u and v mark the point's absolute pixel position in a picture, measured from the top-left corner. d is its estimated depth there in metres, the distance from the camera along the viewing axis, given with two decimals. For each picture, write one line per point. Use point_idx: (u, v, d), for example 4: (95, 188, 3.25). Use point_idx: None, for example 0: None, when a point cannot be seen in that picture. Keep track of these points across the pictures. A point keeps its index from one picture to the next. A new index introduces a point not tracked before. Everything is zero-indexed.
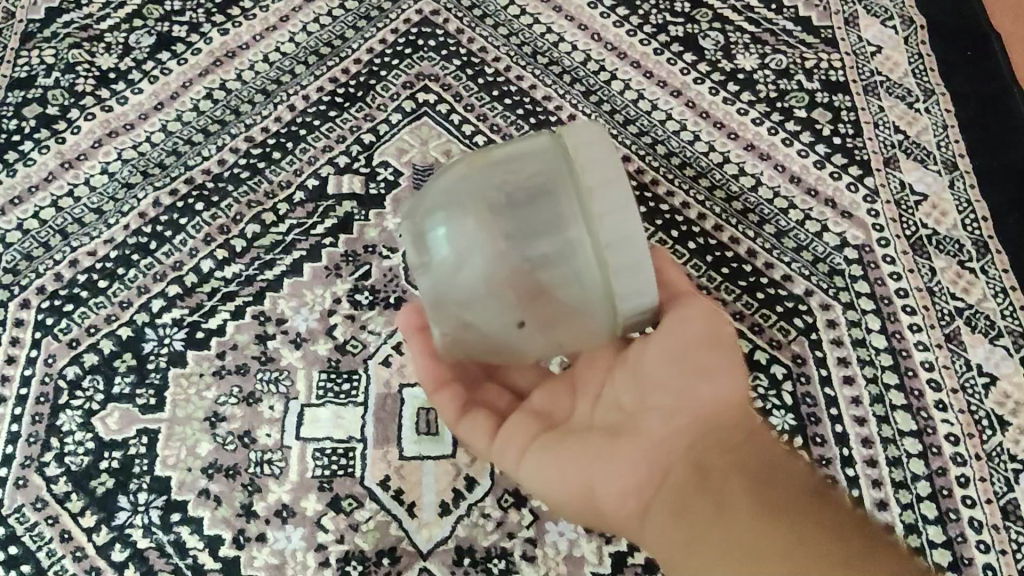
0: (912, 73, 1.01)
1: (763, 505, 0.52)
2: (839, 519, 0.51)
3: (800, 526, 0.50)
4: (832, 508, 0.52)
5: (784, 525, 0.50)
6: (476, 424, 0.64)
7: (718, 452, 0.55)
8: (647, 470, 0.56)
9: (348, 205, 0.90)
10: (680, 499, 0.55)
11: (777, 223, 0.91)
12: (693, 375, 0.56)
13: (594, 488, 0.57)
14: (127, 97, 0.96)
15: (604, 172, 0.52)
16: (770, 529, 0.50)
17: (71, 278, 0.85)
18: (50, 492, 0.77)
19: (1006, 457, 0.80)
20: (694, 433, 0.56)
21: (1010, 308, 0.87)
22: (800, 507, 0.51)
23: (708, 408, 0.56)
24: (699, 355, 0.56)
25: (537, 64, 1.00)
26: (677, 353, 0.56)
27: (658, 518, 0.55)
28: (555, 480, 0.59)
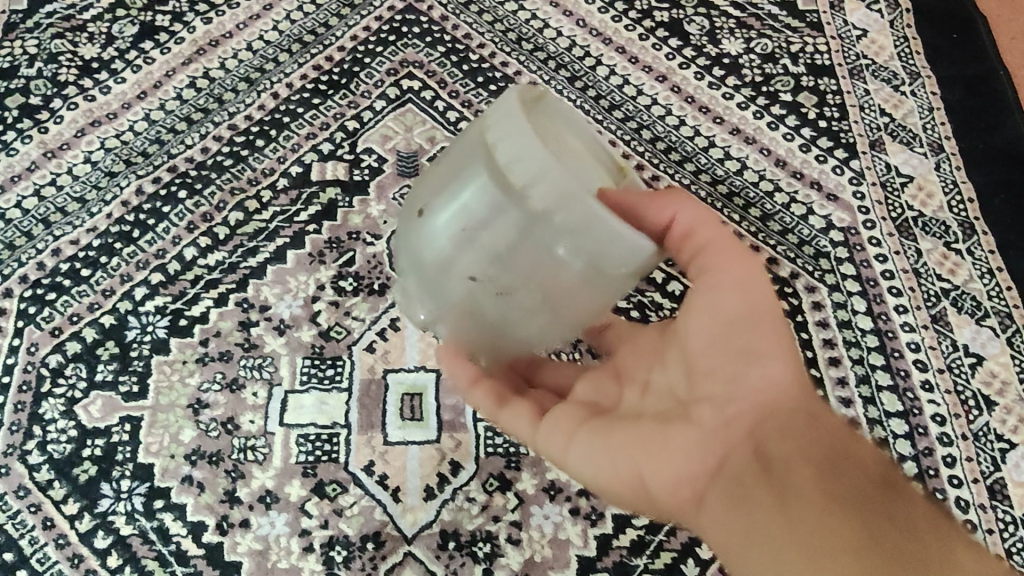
0: (898, 56, 1.01)
1: (837, 489, 0.47)
2: (921, 514, 0.47)
3: (882, 518, 0.46)
4: (912, 502, 0.48)
5: (866, 515, 0.46)
6: (516, 413, 0.61)
7: (784, 439, 0.51)
8: (697, 456, 0.52)
9: (333, 192, 0.90)
10: (738, 487, 0.50)
11: (763, 206, 0.90)
12: (743, 357, 0.52)
13: (641, 479, 0.53)
14: (110, 87, 0.96)
15: (504, 125, 0.48)
16: (850, 519, 0.46)
17: (53, 267, 0.85)
18: (33, 479, 0.76)
19: (993, 436, 0.80)
20: (754, 419, 0.52)
21: (996, 288, 0.87)
22: (878, 499, 0.47)
23: (763, 395, 0.52)
24: (748, 332, 0.53)
25: (522, 50, 0.99)
26: (727, 331, 0.53)
27: (715, 508, 0.51)
28: (602, 467, 0.55)
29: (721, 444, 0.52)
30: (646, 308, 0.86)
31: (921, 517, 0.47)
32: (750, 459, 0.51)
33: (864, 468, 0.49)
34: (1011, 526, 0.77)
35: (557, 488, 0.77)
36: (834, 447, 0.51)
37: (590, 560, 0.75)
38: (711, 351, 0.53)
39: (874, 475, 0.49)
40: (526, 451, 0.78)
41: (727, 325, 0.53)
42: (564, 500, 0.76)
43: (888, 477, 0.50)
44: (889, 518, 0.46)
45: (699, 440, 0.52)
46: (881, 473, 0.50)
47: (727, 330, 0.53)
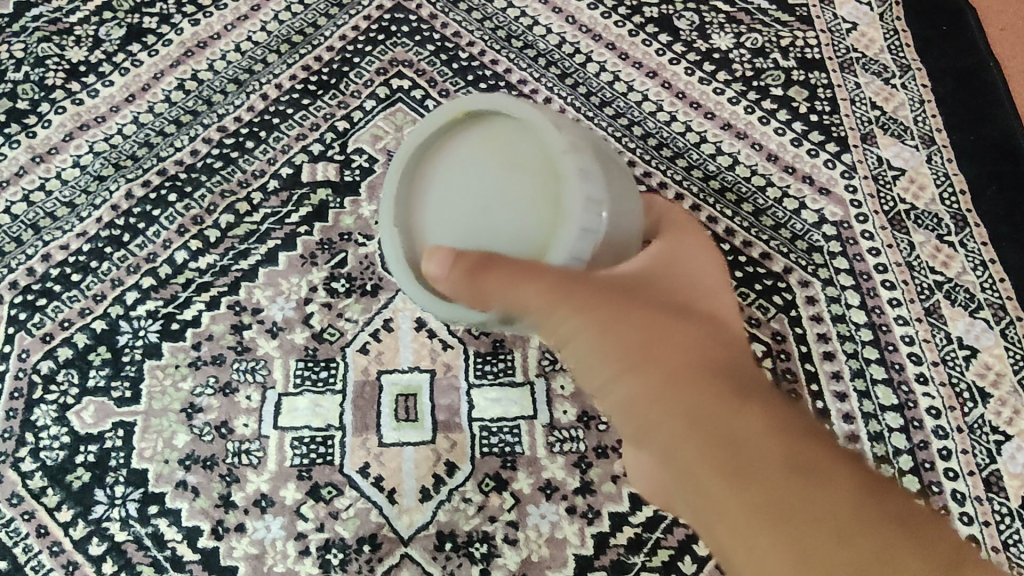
0: (888, 49, 1.00)
1: (726, 482, 0.48)
2: (819, 471, 0.47)
3: (773, 492, 0.46)
4: (805, 449, 0.48)
5: (756, 497, 0.47)
6: None
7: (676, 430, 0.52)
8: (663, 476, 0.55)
9: (323, 193, 0.89)
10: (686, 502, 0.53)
11: (755, 201, 0.90)
12: (624, 378, 0.54)
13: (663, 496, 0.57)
14: (97, 90, 0.95)
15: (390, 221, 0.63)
16: (749, 500, 0.47)
17: (44, 273, 0.84)
18: (27, 487, 0.76)
19: (988, 428, 0.80)
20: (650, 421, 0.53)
21: (989, 280, 0.87)
22: (767, 466, 0.47)
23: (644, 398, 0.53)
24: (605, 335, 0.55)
25: (512, 48, 0.99)
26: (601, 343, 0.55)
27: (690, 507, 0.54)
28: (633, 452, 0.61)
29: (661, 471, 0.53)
30: None
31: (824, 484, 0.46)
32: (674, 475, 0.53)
33: (748, 431, 0.49)
34: (1007, 518, 0.77)
35: (554, 487, 0.77)
36: (726, 412, 0.50)
37: (587, 559, 0.75)
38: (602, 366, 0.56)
39: (770, 424, 0.50)
40: (522, 451, 0.78)
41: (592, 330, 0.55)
42: (561, 498, 0.76)
43: (776, 423, 0.50)
44: (778, 496, 0.46)
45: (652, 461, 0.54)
46: (772, 422, 0.50)
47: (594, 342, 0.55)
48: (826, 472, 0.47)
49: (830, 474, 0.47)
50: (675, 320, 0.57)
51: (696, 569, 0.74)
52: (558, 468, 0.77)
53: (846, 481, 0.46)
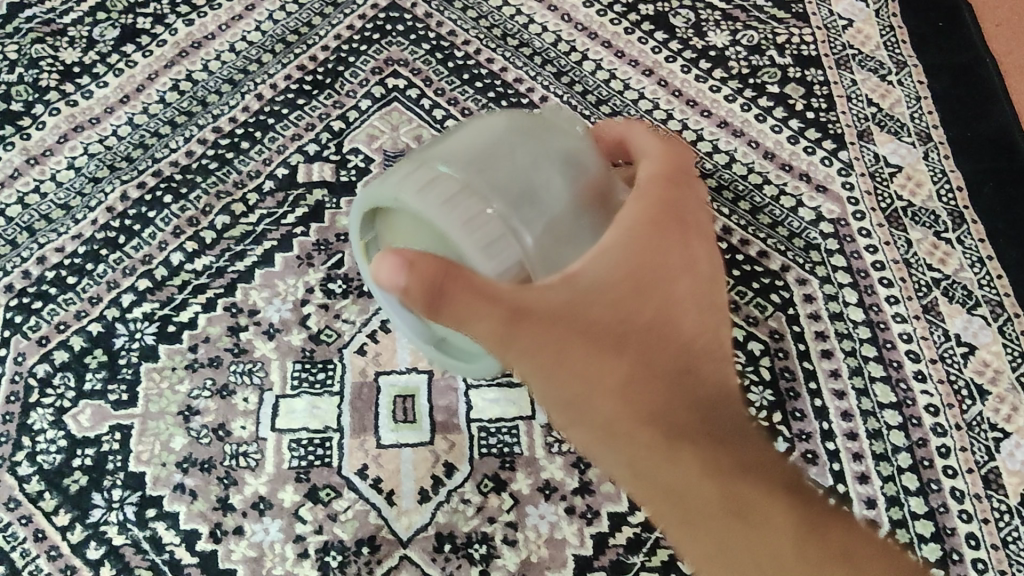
0: (884, 45, 1.00)
1: (687, 518, 0.60)
2: (755, 508, 0.59)
3: (724, 533, 0.59)
4: (742, 491, 0.59)
5: (713, 533, 0.59)
6: None
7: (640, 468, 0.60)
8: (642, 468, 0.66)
9: (319, 193, 0.89)
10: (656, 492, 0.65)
11: (752, 199, 0.90)
12: (573, 415, 0.59)
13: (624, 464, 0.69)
14: (92, 91, 0.95)
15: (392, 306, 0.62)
16: (706, 534, 0.60)
17: (39, 275, 0.84)
18: (23, 491, 0.75)
19: (987, 425, 0.80)
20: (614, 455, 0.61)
21: (987, 277, 0.87)
22: (719, 509, 0.59)
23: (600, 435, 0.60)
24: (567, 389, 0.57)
25: (507, 46, 0.99)
26: (566, 393, 0.57)
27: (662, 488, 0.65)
28: None
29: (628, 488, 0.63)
30: None
31: (757, 523, 0.59)
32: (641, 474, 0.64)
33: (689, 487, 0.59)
34: (1007, 515, 0.76)
35: (552, 488, 0.77)
36: (676, 461, 0.59)
37: (587, 560, 0.74)
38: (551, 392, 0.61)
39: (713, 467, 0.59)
40: (520, 451, 0.78)
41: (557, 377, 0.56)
42: (560, 499, 0.76)
43: (717, 467, 0.59)
44: (730, 541, 0.59)
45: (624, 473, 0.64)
46: (714, 468, 0.59)
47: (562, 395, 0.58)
48: (750, 509, 0.59)
49: (765, 516, 0.59)
50: (617, 313, 0.54)
51: None
52: (556, 469, 0.77)
53: (770, 501, 0.60)
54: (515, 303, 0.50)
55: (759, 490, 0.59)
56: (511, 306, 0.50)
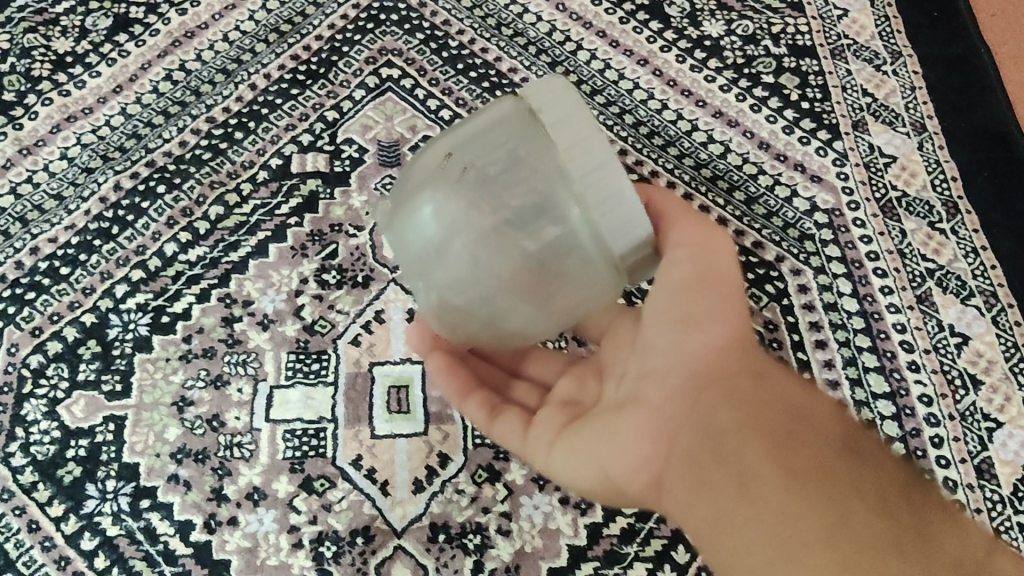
0: (879, 35, 1.00)
1: (749, 481, 0.46)
2: (907, 507, 0.44)
3: (859, 536, 0.42)
4: (873, 471, 0.46)
5: (839, 535, 0.42)
6: (509, 423, 0.62)
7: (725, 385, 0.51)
8: (701, 452, 0.50)
9: (313, 183, 0.89)
10: (707, 471, 0.48)
11: (748, 189, 0.90)
12: (688, 329, 0.52)
13: (609, 471, 0.54)
14: (84, 81, 0.94)
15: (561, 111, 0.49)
16: (803, 502, 0.44)
17: (32, 266, 0.84)
18: (17, 482, 0.75)
19: (980, 416, 0.80)
20: (697, 383, 0.52)
21: (981, 267, 0.87)
22: (835, 478, 0.45)
23: (701, 361, 0.52)
24: (689, 306, 0.52)
25: (502, 36, 0.99)
26: (665, 310, 0.53)
27: (697, 473, 0.49)
28: (633, 450, 0.52)
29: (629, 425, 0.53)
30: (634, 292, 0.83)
31: (915, 535, 0.43)
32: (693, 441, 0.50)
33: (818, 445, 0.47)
34: (999, 505, 0.77)
35: (546, 478, 0.76)
36: (762, 401, 0.50)
37: (581, 549, 0.75)
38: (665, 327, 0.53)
39: (846, 450, 0.48)
40: None
41: (676, 291, 0.52)
42: (554, 489, 0.76)
43: (855, 441, 0.49)
44: (850, 526, 0.43)
45: (596, 425, 0.55)
46: (828, 419, 0.50)
47: (676, 301, 0.53)
48: (880, 476, 0.46)
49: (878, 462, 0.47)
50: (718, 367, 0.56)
51: (689, 559, 0.74)
52: None
53: (914, 513, 0.44)
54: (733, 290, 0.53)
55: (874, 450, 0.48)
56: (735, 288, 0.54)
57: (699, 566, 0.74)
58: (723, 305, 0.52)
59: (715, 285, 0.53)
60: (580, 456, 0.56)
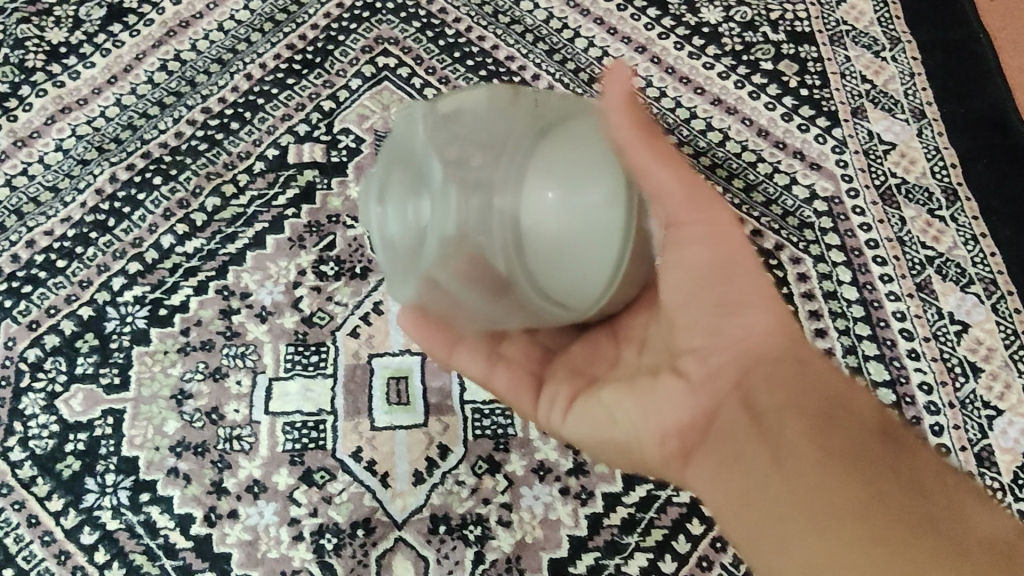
0: (878, 21, 1.00)
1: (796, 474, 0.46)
2: (947, 501, 0.45)
3: (900, 533, 0.43)
4: (912, 462, 0.47)
5: (889, 539, 0.43)
6: (511, 379, 0.62)
7: (768, 368, 0.50)
8: (743, 428, 0.49)
9: (310, 174, 0.89)
10: (749, 450, 0.48)
11: (746, 177, 0.90)
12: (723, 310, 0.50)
13: (636, 433, 0.53)
14: (78, 72, 0.94)
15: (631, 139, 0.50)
16: (849, 491, 0.44)
17: (28, 259, 0.83)
18: (16, 477, 0.75)
19: (980, 404, 0.80)
20: (738, 366, 0.50)
21: (980, 255, 0.87)
22: (883, 478, 0.45)
23: (749, 344, 0.50)
24: (720, 286, 0.49)
25: (498, 24, 0.98)
26: (682, 288, 0.50)
27: (740, 460, 0.49)
28: (663, 422, 0.52)
29: (664, 395, 0.52)
30: None
31: (952, 526, 0.44)
32: (734, 416, 0.50)
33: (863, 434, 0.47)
34: (999, 493, 0.77)
35: (546, 469, 0.76)
36: (797, 377, 0.50)
37: (582, 540, 0.74)
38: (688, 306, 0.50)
39: (884, 435, 0.47)
40: (514, 433, 0.78)
41: (690, 285, 0.49)
42: (554, 480, 0.76)
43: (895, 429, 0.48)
44: (884, 518, 0.43)
45: (620, 391, 0.54)
46: (860, 399, 0.49)
47: (704, 277, 0.49)
48: (920, 471, 0.46)
49: (912, 448, 0.47)
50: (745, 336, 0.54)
51: (690, 549, 0.74)
52: (551, 450, 0.77)
53: (960, 513, 0.45)
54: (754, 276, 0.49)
55: (904, 433, 0.48)
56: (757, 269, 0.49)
57: (700, 556, 0.74)
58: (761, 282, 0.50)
59: (743, 262, 0.49)
60: (602, 418, 0.55)
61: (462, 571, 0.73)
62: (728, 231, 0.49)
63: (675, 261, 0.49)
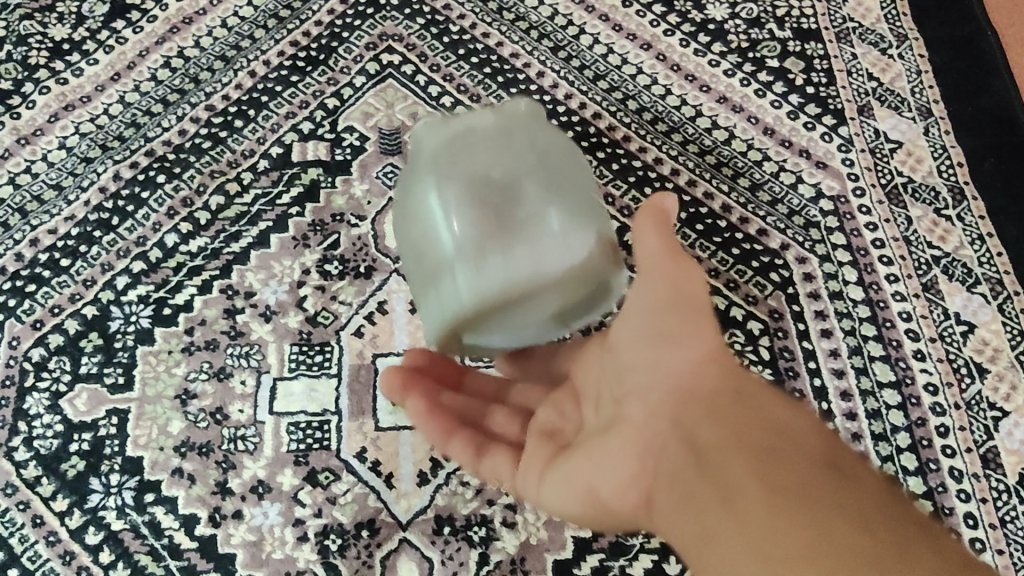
0: (884, 18, 0.99)
1: (731, 496, 0.43)
2: (894, 520, 0.39)
3: (826, 536, 0.39)
4: (855, 484, 0.42)
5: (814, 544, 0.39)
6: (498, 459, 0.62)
7: (701, 403, 0.49)
8: (684, 465, 0.47)
9: (314, 172, 0.89)
10: (694, 486, 0.46)
11: (752, 175, 0.89)
12: (664, 343, 0.50)
13: (597, 488, 0.52)
14: (82, 69, 0.94)
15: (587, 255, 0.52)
16: (767, 510, 0.41)
17: (32, 258, 0.84)
18: (21, 476, 0.75)
19: (986, 405, 0.79)
20: (672, 403, 0.50)
21: (987, 254, 0.86)
22: (811, 493, 0.41)
23: (679, 377, 0.50)
24: (661, 321, 0.50)
25: (503, 20, 0.98)
26: (640, 327, 0.51)
27: (677, 496, 0.47)
28: (614, 475, 0.51)
29: (610, 447, 0.52)
30: None
31: (889, 530, 0.39)
32: (671, 453, 0.48)
33: (796, 451, 0.44)
34: (1005, 495, 0.76)
35: None
36: (733, 407, 0.48)
37: (586, 541, 0.74)
38: (643, 345, 0.51)
39: (825, 459, 0.44)
40: None
41: (648, 325, 0.50)
42: None
43: (843, 454, 0.45)
44: (825, 521, 0.39)
45: (584, 450, 0.54)
46: (815, 430, 0.46)
47: (647, 315, 0.50)
48: (860, 486, 0.42)
49: (858, 471, 0.43)
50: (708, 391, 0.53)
51: None
52: None
53: (908, 532, 0.39)
54: (693, 302, 0.50)
55: (850, 458, 0.44)
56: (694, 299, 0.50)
57: None
58: (700, 315, 0.50)
59: (693, 305, 0.50)
60: (568, 481, 0.55)
61: (467, 572, 0.73)
62: (693, 282, 0.50)
63: (639, 297, 0.51)
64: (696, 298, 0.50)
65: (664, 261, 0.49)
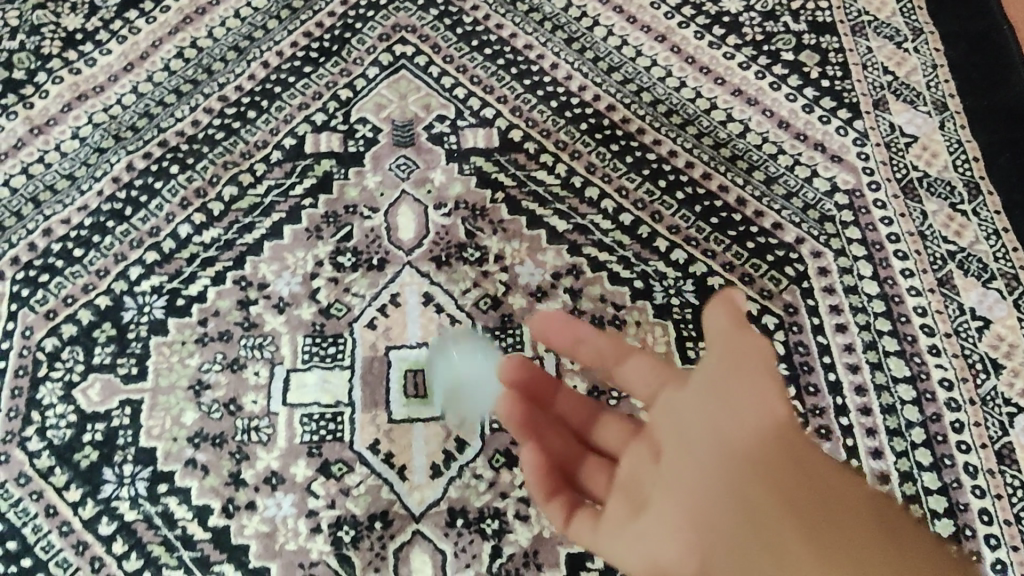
0: (900, 12, 0.99)
1: (783, 560, 0.46)
2: None
3: None
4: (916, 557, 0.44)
5: None
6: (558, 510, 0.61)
7: (765, 471, 0.49)
8: (744, 535, 0.48)
9: (328, 164, 0.89)
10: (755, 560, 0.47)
11: (767, 169, 0.89)
12: (729, 405, 0.51)
13: (652, 560, 0.52)
14: (95, 59, 0.94)
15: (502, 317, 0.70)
16: None
17: (45, 248, 0.84)
18: (34, 466, 0.75)
19: (1001, 401, 0.79)
20: (735, 471, 0.50)
21: (1003, 250, 0.85)
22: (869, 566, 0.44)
23: (736, 440, 0.50)
24: (731, 382, 0.51)
25: (517, 12, 0.97)
26: (714, 385, 0.51)
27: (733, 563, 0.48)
28: (673, 549, 0.50)
29: (671, 516, 0.51)
30: (651, 279, 0.83)
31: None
32: (737, 528, 0.48)
33: (858, 527, 0.46)
34: (1020, 491, 0.75)
35: None
36: (795, 474, 0.49)
37: None
38: (703, 404, 0.52)
39: (887, 539, 0.45)
40: None
41: (717, 389, 0.51)
42: None
43: (902, 525, 0.47)
44: None
45: (647, 519, 0.53)
46: (877, 508, 0.48)
47: (717, 377, 0.51)
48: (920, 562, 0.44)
49: (909, 534, 0.46)
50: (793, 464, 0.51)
51: None
52: None
53: None
54: (760, 357, 0.51)
55: (903, 524, 0.47)
56: (756, 354, 0.51)
57: None
58: (765, 366, 0.51)
59: (762, 365, 0.51)
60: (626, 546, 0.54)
61: (479, 565, 0.73)
62: (750, 351, 0.51)
63: (713, 333, 0.52)
64: (760, 348, 0.51)
65: (727, 337, 0.51)
